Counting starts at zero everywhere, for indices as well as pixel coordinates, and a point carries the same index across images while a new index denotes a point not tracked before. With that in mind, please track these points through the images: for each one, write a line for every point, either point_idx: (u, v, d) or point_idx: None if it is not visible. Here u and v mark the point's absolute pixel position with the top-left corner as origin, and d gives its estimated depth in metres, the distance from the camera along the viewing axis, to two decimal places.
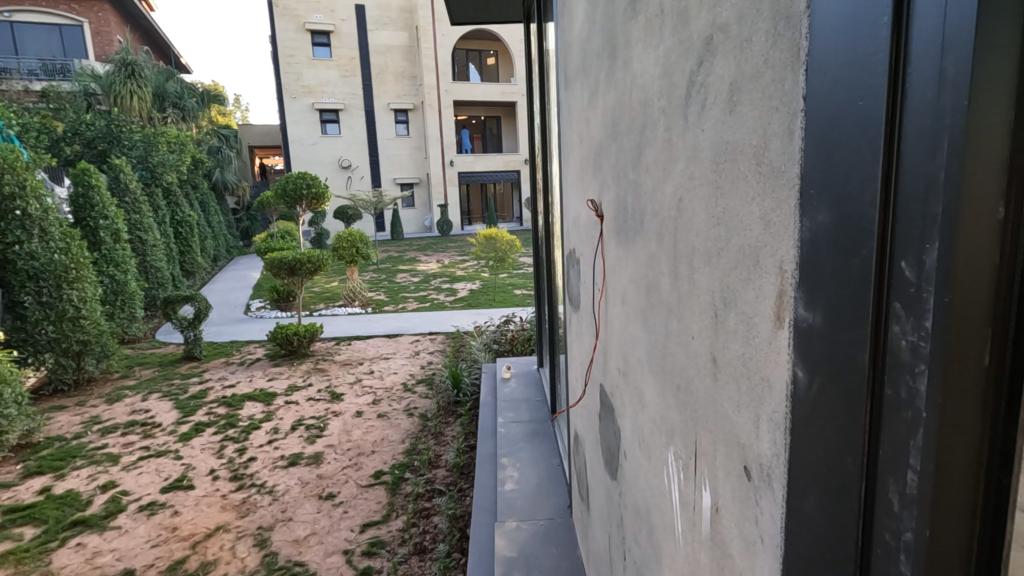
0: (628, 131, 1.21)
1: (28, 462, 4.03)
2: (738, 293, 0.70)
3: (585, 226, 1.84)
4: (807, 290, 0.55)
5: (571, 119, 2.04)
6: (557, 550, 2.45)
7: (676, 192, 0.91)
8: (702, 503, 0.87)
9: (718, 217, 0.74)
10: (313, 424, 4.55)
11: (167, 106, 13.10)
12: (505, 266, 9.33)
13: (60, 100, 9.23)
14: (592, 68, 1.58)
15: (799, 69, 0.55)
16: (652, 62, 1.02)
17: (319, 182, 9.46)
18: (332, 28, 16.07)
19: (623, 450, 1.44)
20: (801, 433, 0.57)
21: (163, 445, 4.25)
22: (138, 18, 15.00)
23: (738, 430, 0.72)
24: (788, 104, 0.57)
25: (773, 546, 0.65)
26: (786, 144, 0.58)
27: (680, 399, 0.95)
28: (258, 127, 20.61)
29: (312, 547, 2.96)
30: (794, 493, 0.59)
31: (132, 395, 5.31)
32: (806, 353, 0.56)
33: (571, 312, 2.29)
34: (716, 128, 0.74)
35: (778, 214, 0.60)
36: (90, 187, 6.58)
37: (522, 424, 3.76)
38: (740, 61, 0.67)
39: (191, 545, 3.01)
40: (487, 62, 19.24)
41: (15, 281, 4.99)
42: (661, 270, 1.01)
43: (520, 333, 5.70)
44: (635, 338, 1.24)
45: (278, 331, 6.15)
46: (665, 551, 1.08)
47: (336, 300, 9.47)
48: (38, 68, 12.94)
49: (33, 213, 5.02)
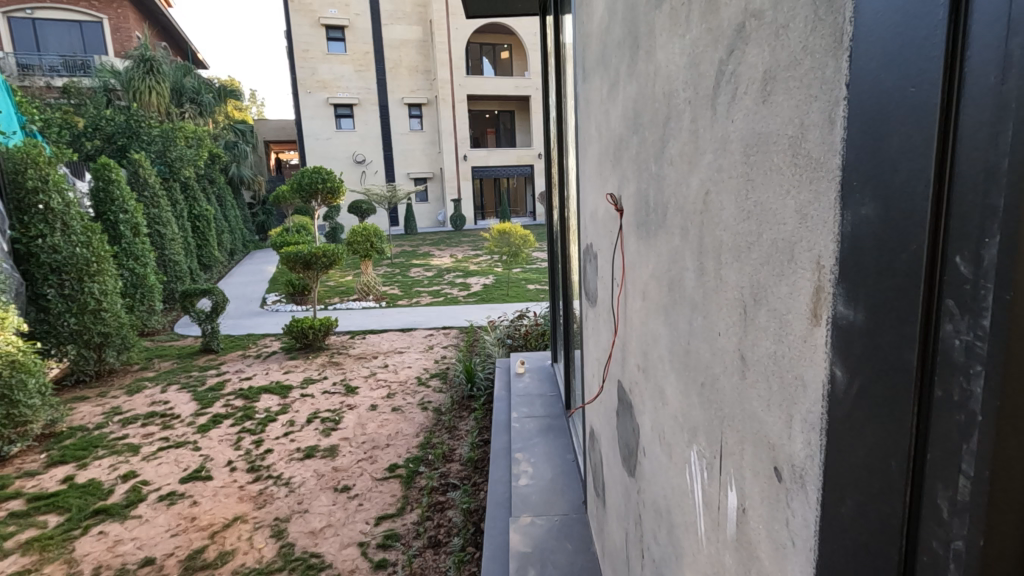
0: (651, 122, 1.18)
1: (52, 451, 4.11)
2: (770, 288, 0.68)
3: (603, 220, 1.82)
4: (846, 286, 0.53)
5: (588, 113, 2.02)
6: (572, 546, 2.45)
7: (702, 184, 0.89)
8: (727, 504, 0.85)
9: (749, 211, 0.72)
10: (328, 417, 4.59)
11: (184, 101, 13.27)
12: (519, 261, 9.31)
13: (81, 96, 9.39)
14: (612, 59, 1.55)
15: (843, 55, 0.53)
16: (676, 53, 1.00)
17: (334, 176, 9.49)
18: (346, 23, 16.11)
19: (641, 448, 1.42)
20: (837, 435, 0.55)
21: (182, 436, 4.32)
22: (155, 14, 15.20)
23: (768, 430, 0.70)
24: (829, 92, 0.55)
25: (805, 550, 0.63)
26: (825, 133, 0.56)
27: (704, 397, 0.93)
28: (274, 122, 20.77)
29: (327, 539, 2.98)
30: (830, 496, 0.57)
31: (151, 386, 5.40)
32: (846, 352, 0.54)
33: (588, 307, 2.28)
34: (747, 118, 0.72)
35: (815, 207, 0.58)
36: (111, 181, 6.64)
37: (536, 419, 3.76)
38: (775, 49, 0.64)
39: (209, 535, 3.05)
40: (501, 56, 19.15)
41: (38, 274, 5.07)
42: (686, 266, 0.99)
43: (534, 328, 5.69)
44: (656, 333, 1.22)
45: (294, 325, 6.22)
46: (686, 551, 1.07)
47: (350, 294, 9.53)
48: (59, 64, 13.11)
49: (56, 207, 5.13)
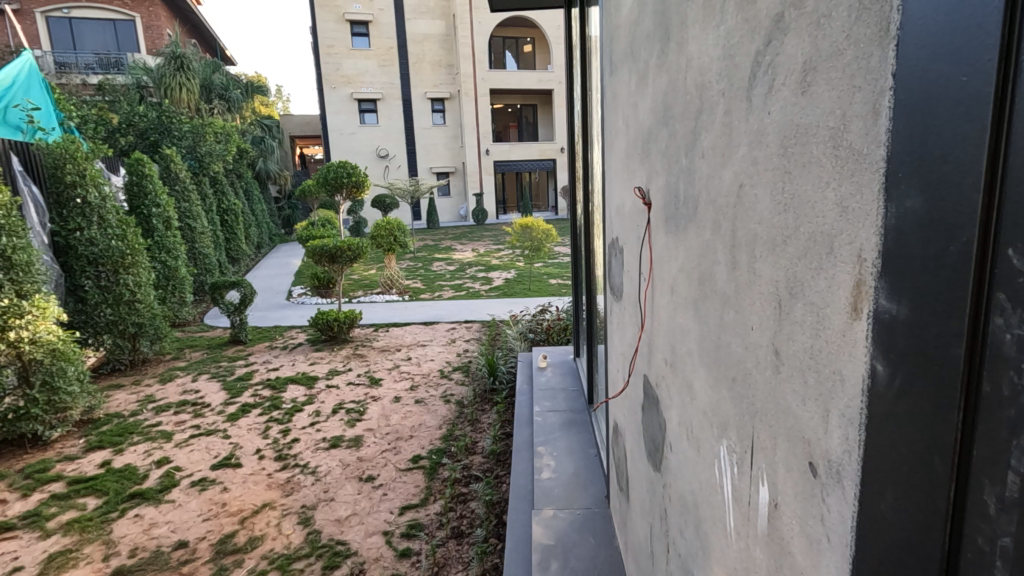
0: (682, 115, 1.17)
1: (90, 437, 4.26)
2: (807, 282, 0.67)
3: (630, 214, 1.81)
4: (889, 280, 0.52)
5: (615, 106, 2.01)
6: (595, 540, 2.46)
7: (736, 177, 0.88)
8: (758, 499, 0.85)
9: (785, 203, 0.72)
10: (353, 408, 4.67)
11: (213, 97, 13.58)
12: (541, 256, 9.30)
13: (115, 93, 9.83)
14: (641, 51, 1.54)
15: (890, 44, 0.52)
16: (710, 45, 0.99)
17: (359, 171, 9.58)
18: (370, 18, 16.22)
19: (668, 442, 1.42)
20: (876, 430, 0.55)
21: (213, 425, 4.43)
22: (185, 11, 15.48)
23: (803, 425, 0.70)
24: (874, 82, 0.54)
25: (841, 546, 0.62)
26: (869, 125, 0.55)
27: (735, 392, 0.92)
28: (299, 117, 21.05)
29: (353, 527, 3.04)
30: (868, 493, 0.57)
31: (182, 376, 5.57)
32: (887, 345, 0.53)
33: (613, 301, 2.27)
34: (786, 109, 0.71)
35: (856, 199, 0.57)
36: (144, 176, 6.79)
37: (558, 413, 3.76)
38: (816, 40, 0.63)
39: (240, 520, 3.14)
40: (524, 49, 19.04)
41: (76, 265, 5.22)
42: (717, 259, 0.99)
43: (556, 322, 5.69)
44: (685, 328, 1.21)
45: (319, 317, 6.33)
46: (714, 547, 1.06)
47: (373, 287, 9.65)
48: (94, 62, 13.46)
49: (92, 201, 5.27)
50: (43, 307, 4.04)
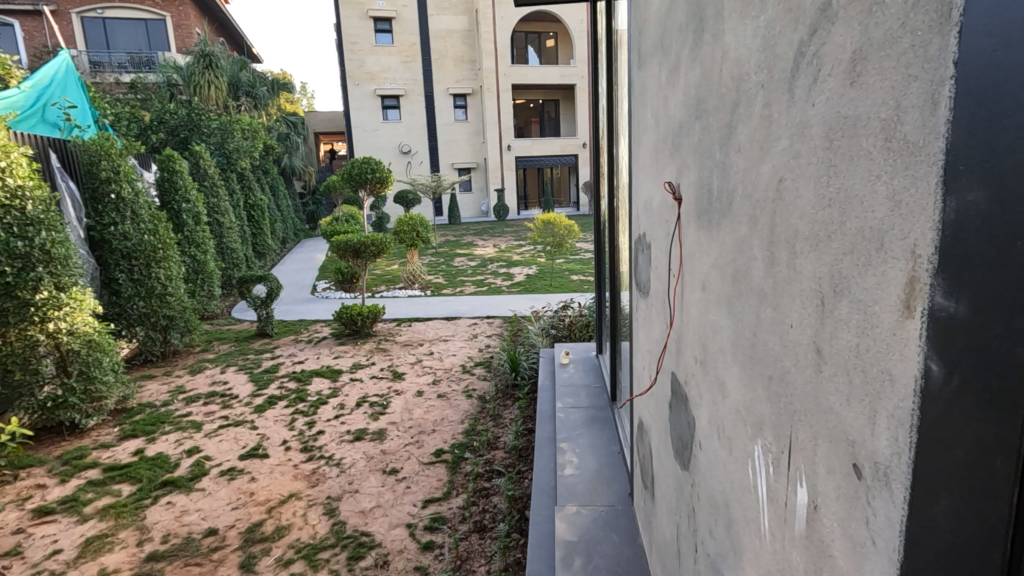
0: (716, 108, 1.15)
1: (124, 426, 4.39)
2: (854, 278, 0.65)
3: (659, 210, 1.78)
4: (946, 277, 0.51)
5: (643, 100, 1.99)
6: (619, 537, 2.45)
7: (775, 171, 0.86)
8: (796, 500, 0.83)
9: (830, 198, 0.70)
10: (376, 401, 4.72)
11: (240, 94, 13.85)
12: (562, 251, 9.26)
13: (147, 91, 10.17)
14: (672, 44, 1.52)
15: (951, 31, 0.49)
16: (748, 36, 0.97)
17: (383, 167, 9.62)
18: (393, 14, 16.29)
19: (697, 441, 1.40)
20: (929, 433, 0.53)
21: (240, 416, 4.52)
22: (213, 10, 15.76)
23: (846, 425, 0.68)
24: (934, 71, 0.52)
25: (888, 550, 0.61)
26: (926, 116, 0.53)
27: (771, 391, 0.91)
28: (323, 114, 21.29)
29: (377, 519, 3.08)
30: (919, 495, 0.55)
31: (211, 367, 5.70)
32: (944, 345, 0.51)
33: (638, 298, 2.25)
34: (831, 101, 0.69)
35: (910, 194, 0.55)
36: (174, 172, 6.92)
37: (581, 410, 3.74)
38: (868, 27, 0.61)
39: (267, 510, 3.21)
40: (547, 44, 18.91)
41: (111, 259, 5.36)
42: (754, 256, 0.97)
43: (578, 318, 5.67)
44: (717, 325, 1.19)
45: (343, 312, 6.40)
46: (746, 548, 1.05)
47: (396, 282, 9.74)
48: (126, 61, 13.77)
49: (126, 196, 5.41)
50: (80, 299, 4.18)
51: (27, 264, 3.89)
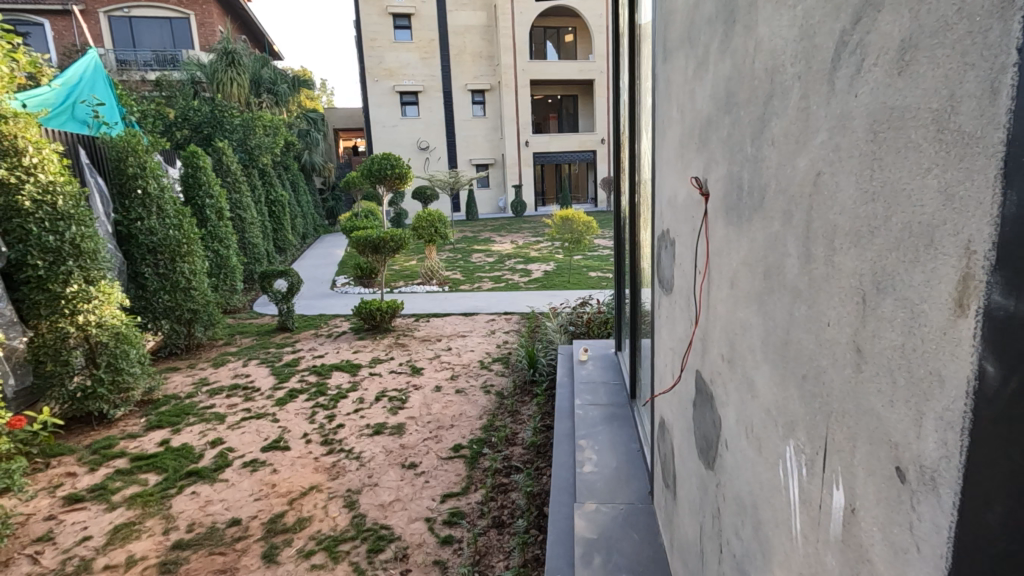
0: (748, 101, 1.13)
1: (150, 417, 4.49)
2: (899, 275, 0.63)
3: (684, 206, 1.76)
4: (1004, 274, 0.49)
5: (668, 93, 1.96)
6: (638, 535, 2.43)
7: (813, 164, 0.84)
8: (831, 503, 0.81)
9: (872, 192, 0.68)
10: (395, 396, 4.75)
11: (262, 91, 14.02)
12: (580, 248, 9.20)
13: (171, 90, 10.37)
14: (700, 36, 1.49)
15: (1014, 16, 0.47)
16: (784, 26, 0.94)
17: (402, 163, 9.66)
18: (412, 11, 16.33)
19: (723, 441, 1.38)
20: (982, 437, 0.51)
21: (262, 408, 4.59)
22: (236, 9, 15.99)
23: (889, 427, 0.66)
24: (993, 58, 0.49)
25: (934, 556, 0.58)
26: (984, 105, 0.51)
27: (805, 389, 0.89)
28: (343, 111, 21.47)
29: (396, 512, 3.10)
30: (971, 500, 0.53)
31: (233, 361, 5.79)
32: (1003, 347, 0.49)
33: (661, 295, 2.22)
34: (876, 92, 0.67)
35: (965, 187, 0.53)
36: (199, 167, 6.98)
37: (600, 407, 3.72)
38: (918, 14, 0.59)
39: (288, 501, 3.25)
40: (566, 39, 18.78)
41: (137, 253, 5.47)
42: (787, 252, 0.94)
43: (597, 316, 5.64)
44: (746, 322, 1.17)
45: (362, 306, 6.45)
46: (776, 549, 1.03)
47: (414, 278, 9.79)
48: (151, 59, 14.04)
49: (152, 191, 5.50)
50: (108, 293, 4.25)
51: (58, 258, 4.01)
